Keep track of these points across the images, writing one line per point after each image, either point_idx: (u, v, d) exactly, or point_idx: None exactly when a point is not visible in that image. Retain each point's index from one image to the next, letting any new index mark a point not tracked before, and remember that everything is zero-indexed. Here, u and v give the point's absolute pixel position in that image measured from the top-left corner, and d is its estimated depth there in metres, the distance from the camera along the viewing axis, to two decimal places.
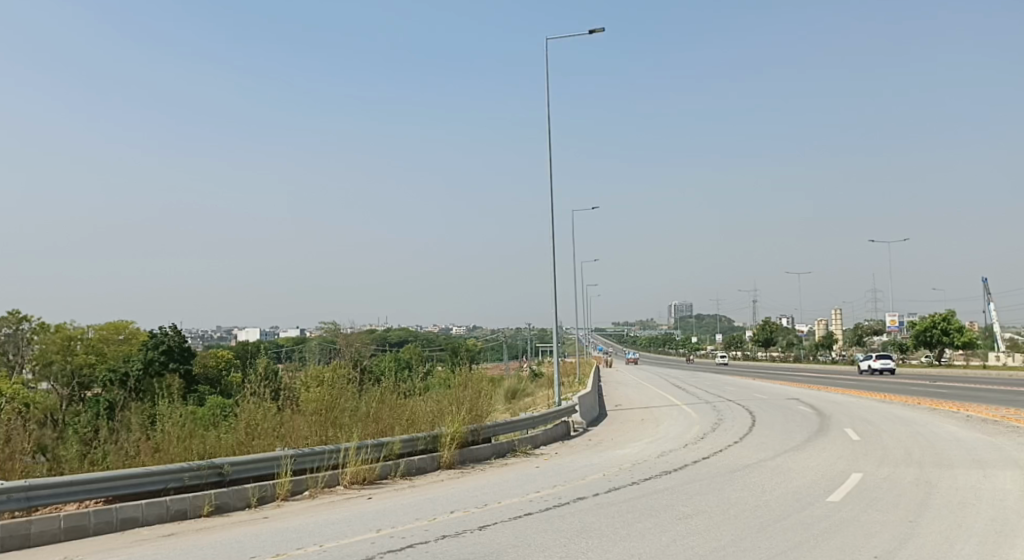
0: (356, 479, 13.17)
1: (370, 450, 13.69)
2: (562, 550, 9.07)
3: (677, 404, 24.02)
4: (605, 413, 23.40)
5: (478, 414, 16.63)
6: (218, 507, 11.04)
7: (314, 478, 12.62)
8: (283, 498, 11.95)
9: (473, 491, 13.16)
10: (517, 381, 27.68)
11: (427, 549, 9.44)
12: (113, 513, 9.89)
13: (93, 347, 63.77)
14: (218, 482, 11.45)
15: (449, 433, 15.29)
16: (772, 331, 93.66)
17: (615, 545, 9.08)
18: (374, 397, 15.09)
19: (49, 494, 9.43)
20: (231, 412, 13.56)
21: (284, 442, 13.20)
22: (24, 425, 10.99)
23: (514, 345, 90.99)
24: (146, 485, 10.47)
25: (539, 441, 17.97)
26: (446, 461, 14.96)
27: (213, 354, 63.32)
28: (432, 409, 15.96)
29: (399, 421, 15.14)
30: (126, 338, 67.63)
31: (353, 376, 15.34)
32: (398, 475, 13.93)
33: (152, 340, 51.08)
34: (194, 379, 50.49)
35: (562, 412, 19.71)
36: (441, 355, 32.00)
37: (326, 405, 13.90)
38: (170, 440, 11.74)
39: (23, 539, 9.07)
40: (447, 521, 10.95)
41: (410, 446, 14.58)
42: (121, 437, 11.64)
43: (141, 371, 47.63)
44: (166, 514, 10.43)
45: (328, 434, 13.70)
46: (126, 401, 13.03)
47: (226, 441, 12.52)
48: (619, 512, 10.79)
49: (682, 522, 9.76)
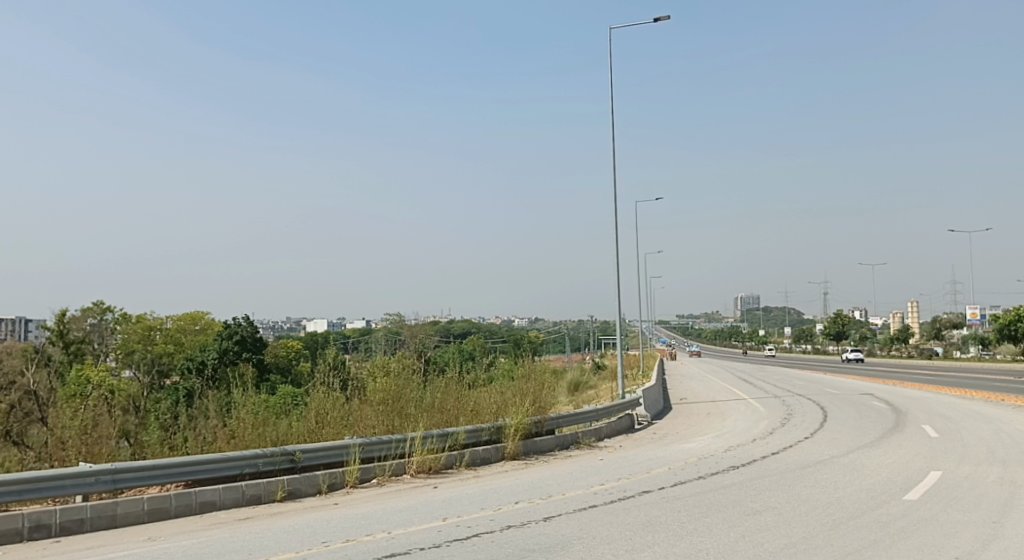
0: (422, 468, 13.37)
1: (436, 439, 13.87)
2: (629, 544, 9.07)
3: (744, 398, 23.74)
4: (670, 406, 23.27)
5: (542, 406, 16.69)
6: (291, 492, 11.34)
7: (382, 467, 12.84)
8: (352, 485, 12.20)
9: (537, 483, 13.24)
10: (581, 373, 27.69)
11: (493, 538, 9.55)
12: (192, 496, 10.23)
13: (170, 337, 65.94)
14: (290, 469, 11.77)
15: (513, 425, 15.38)
16: (845, 324, 91.51)
17: (683, 540, 9.05)
18: (440, 388, 15.26)
19: (134, 477, 9.79)
20: (302, 401, 13.90)
21: (352, 431, 13.47)
22: (109, 411, 11.44)
23: (578, 338, 90.74)
24: (223, 470, 10.80)
25: (603, 434, 17.96)
26: (511, 452, 15.08)
27: (284, 345, 64.82)
28: (496, 400, 16.06)
29: (464, 412, 15.29)
30: (202, 329, 69.95)
31: (418, 367, 15.54)
32: (463, 465, 14.10)
33: (226, 331, 52.60)
34: (267, 368, 51.81)
35: (627, 404, 19.66)
36: (504, 347, 32.17)
37: (393, 394, 14.12)
38: (244, 427, 12.07)
39: (110, 519, 9.44)
40: (513, 512, 11.05)
41: (475, 437, 14.73)
42: (198, 424, 12.02)
43: (217, 360, 49.08)
44: (242, 498, 10.75)
45: (395, 424, 13.95)
46: (203, 388, 13.44)
47: (297, 429, 12.82)
48: (685, 506, 10.75)
49: (751, 518, 9.67)
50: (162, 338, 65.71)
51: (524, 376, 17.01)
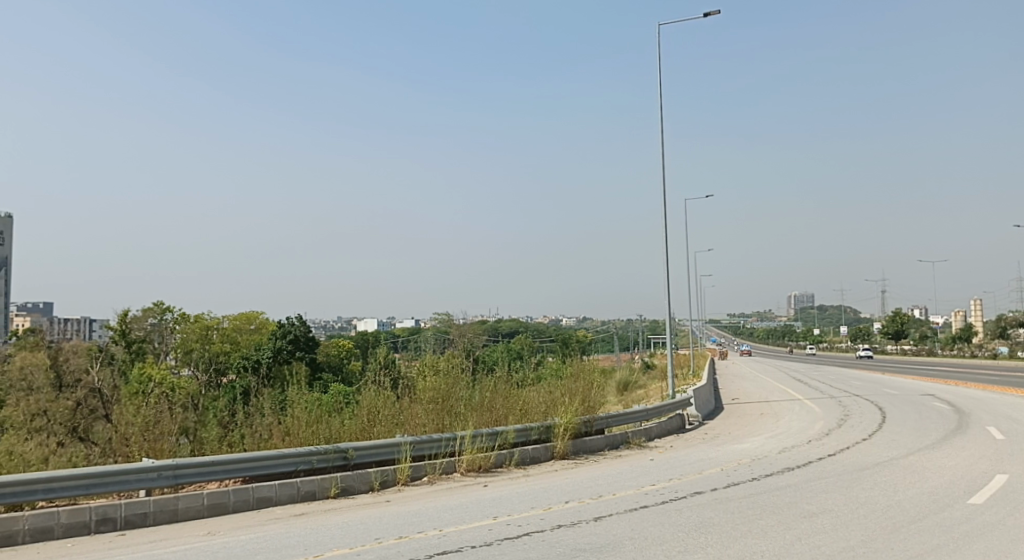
0: (472, 467, 13.44)
1: (485, 438, 13.94)
2: (682, 545, 9.01)
3: (798, 398, 23.41)
4: (722, 405, 23.04)
5: (591, 405, 16.64)
6: (344, 489, 11.50)
7: (432, 465, 12.93)
8: (404, 483, 12.32)
9: (588, 482, 13.23)
10: (630, 372, 27.53)
11: (544, 537, 9.57)
12: (250, 492, 10.44)
13: (227, 336, 67.31)
14: (343, 466, 11.93)
15: (562, 424, 15.37)
16: (903, 322, 89.63)
17: (737, 542, 8.96)
18: (488, 387, 15.31)
19: (194, 472, 10.00)
20: (354, 399, 14.06)
21: (403, 430, 13.59)
22: (170, 408, 11.72)
23: (628, 337, 90.21)
24: (279, 467, 10.98)
25: (653, 434, 17.85)
26: (560, 452, 15.08)
27: (335, 343, 65.68)
28: (545, 399, 16.05)
29: (513, 411, 15.33)
30: (257, 328, 71.42)
31: (467, 366, 15.61)
32: (513, 464, 14.14)
33: (280, 329, 53.60)
34: (319, 367, 52.58)
35: (678, 404, 19.48)
36: (552, 346, 32.14)
37: (442, 393, 14.21)
38: (299, 424, 12.25)
39: (172, 514, 9.67)
40: (563, 511, 11.04)
41: (524, 436, 14.75)
42: (254, 421, 12.24)
43: (271, 358, 49.96)
44: (298, 494, 10.93)
45: (445, 423, 14.05)
46: (258, 387, 13.67)
47: (350, 426, 12.98)
48: (739, 508, 10.63)
49: (806, 520, 9.53)
50: (219, 337, 67.15)
51: (574, 375, 16.97)
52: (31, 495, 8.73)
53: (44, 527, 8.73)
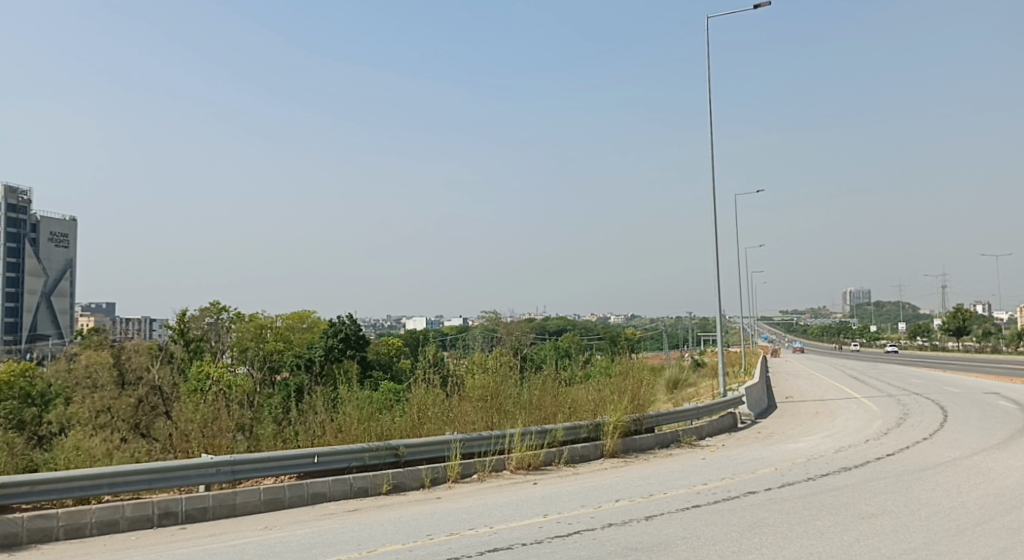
0: (521, 465, 13.45)
1: (535, 436, 13.95)
2: (736, 545, 8.92)
3: (854, 397, 22.98)
4: (775, 404, 22.70)
5: (641, 403, 16.51)
6: (396, 486, 11.60)
7: (482, 463, 12.97)
8: (454, 480, 12.38)
9: (639, 481, 13.14)
10: (680, 371, 27.29)
11: (595, 536, 9.55)
12: (305, 487, 10.59)
13: (280, 335, 68.44)
14: (394, 463, 12.03)
15: (612, 422, 15.28)
16: (964, 319, 87.35)
17: (792, 543, 8.83)
18: (538, 385, 15.30)
19: (251, 468, 10.19)
20: (404, 396, 14.17)
21: (453, 427, 13.66)
22: (227, 406, 11.95)
23: (677, 335, 89.43)
24: (333, 463, 11.12)
25: (704, 432, 17.66)
26: (610, 450, 15.03)
27: (385, 341, 66.36)
28: (595, 397, 16.00)
29: (562, 409, 15.29)
30: (309, 327, 72.66)
31: (516, 364, 15.62)
32: (562, 462, 14.13)
33: (332, 328, 54.36)
34: (370, 364, 53.17)
35: (730, 402, 19.24)
36: (601, 344, 32.00)
37: (491, 391, 14.25)
38: (351, 421, 12.39)
39: (230, 508, 9.85)
40: (614, 510, 10.99)
41: (573, 434, 14.70)
42: (308, 418, 12.40)
43: (324, 356, 50.62)
44: (351, 490, 11.05)
45: (494, 420, 14.07)
46: (311, 385, 13.87)
47: (401, 424, 13.09)
48: (794, 508, 10.48)
49: (864, 522, 9.36)
50: (273, 335, 68.33)
51: (623, 372, 16.85)
52: (97, 490, 8.94)
53: (110, 520, 8.95)
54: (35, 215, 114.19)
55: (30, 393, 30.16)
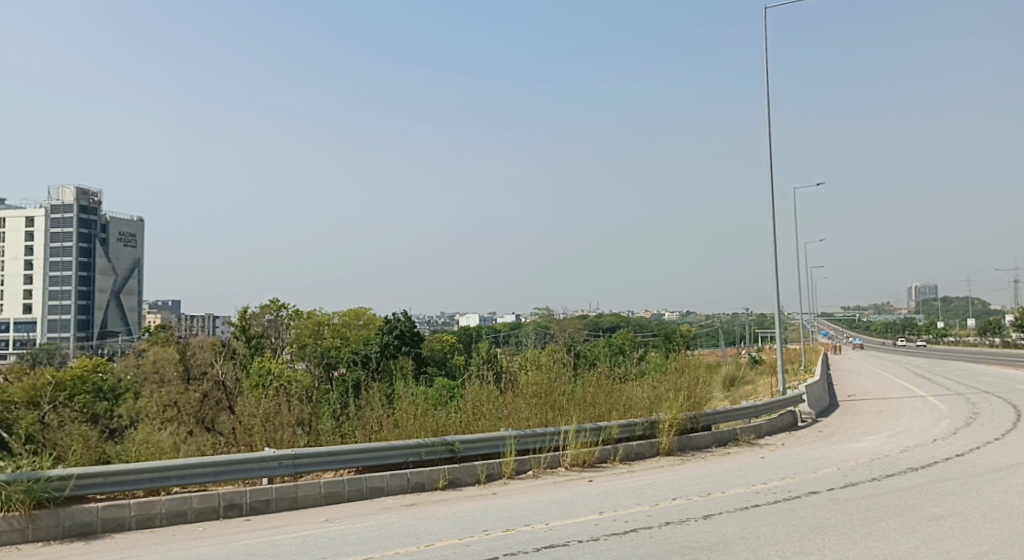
0: (576, 462, 13.42)
1: (589, 433, 13.89)
2: (798, 546, 8.76)
3: (919, 395, 22.43)
4: (837, 402, 22.28)
5: (698, 400, 16.30)
6: (452, 481, 11.65)
7: (537, 459, 12.96)
8: (509, 476, 12.38)
9: (695, 479, 12.99)
10: (737, 368, 26.96)
11: (652, 534, 9.45)
12: (363, 481, 10.71)
13: (337, 332, 69.64)
14: (450, 458, 12.08)
15: (667, 420, 15.16)
16: None
17: (856, 544, 8.65)
18: (591, 382, 15.20)
19: (312, 462, 10.33)
20: (458, 393, 14.24)
21: (507, 424, 13.70)
22: (287, 400, 12.19)
23: (733, 332, 88.26)
24: (389, 458, 11.22)
25: (763, 431, 17.38)
26: (666, 448, 14.90)
27: (439, 338, 66.62)
28: (651, 393, 15.84)
29: (616, 407, 15.18)
30: (365, 324, 73.76)
31: (569, 360, 15.56)
32: (617, 460, 14.05)
33: (387, 325, 55.03)
34: (424, 361, 53.59)
35: (789, 400, 18.88)
36: (655, 341, 31.86)
37: (545, 388, 14.22)
38: (407, 417, 12.49)
39: (292, 501, 10.01)
40: (671, 508, 10.88)
41: (628, 431, 14.61)
42: (366, 414, 12.55)
43: (379, 351, 51.17)
44: (408, 485, 11.14)
45: (549, 417, 14.04)
46: (368, 381, 14.04)
47: (455, 419, 13.16)
48: (857, 509, 10.26)
49: (933, 524, 9.11)
50: (330, 332, 69.50)
51: (679, 369, 16.64)
52: (166, 481, 9.14)
53: (178, 511, 9.14)
54: (102, 215, 117.64)
55: (102, 388, 31.05)
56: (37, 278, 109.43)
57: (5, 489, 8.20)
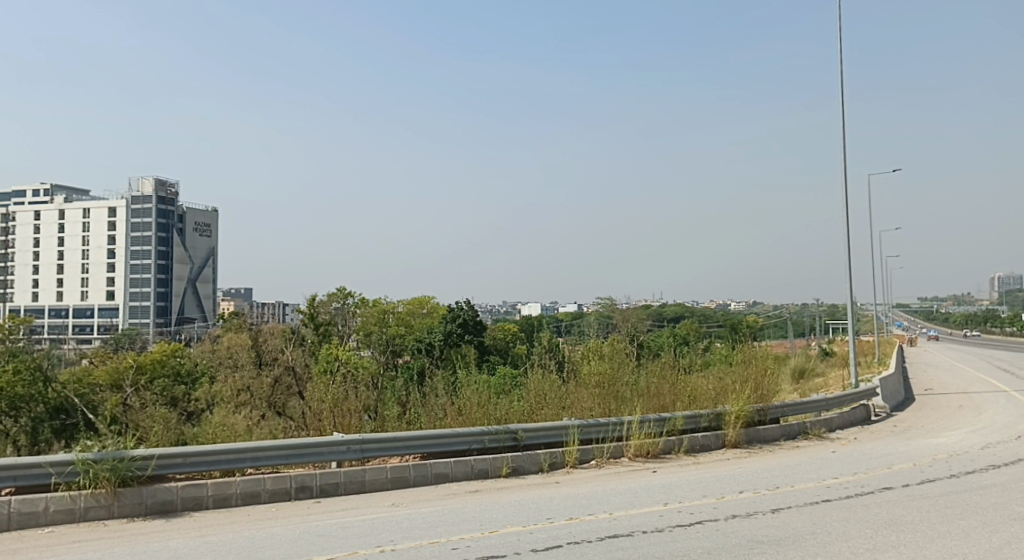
0: (640, 453, 13.28)
1: (654, 424, 13.71)
2: (871, 542, 8.51)
3: (1002, 391, 21.55)
4: (913, 397, 21.54)
5: (766, 392, 15.95)
6: (515, 469, 11.64)
7: (600, 449, 12.88)
8: (572, 465, 12.33)
9: (763, 472, 12.73)
10: (807, 360, 26.33)
11: (718, 527, 9.30)
12: (429, 467, 10.78)
13: (401, 320, 70.59)
14: (513, 446, 12.06)
15: (733, 411, 14.87)
16: None
17: (934, 542, 8.36)
18: (655, 372, 14.96)
19: (379, 447, 10.44)
20: (521, 381, 14.25)
21: (569, 413, 13.64)
22: (355, 387, 12.35)
23: (801, 323, 86.37)
24: (454, 445, 11.27)
25: (834, 425, 16.96)
26: (733, 441, 14.65)
27: (502, 328, 66.83)
28: (717, 385, 15.56)
29: (681, 398, 14.92)
30: (429, 312, 74.62)
31: (632, 350, 15.41)
32: (682, 451, 13.86)
33: (450, 313, 55.53)
34: (488, 349, 53.87)
35: (863, 394, 18.36)
36: (721, 332, 31.39)
37: (609, 378, 14.09)
38: (471, 405, 12.52)
39: (360, 485, 10.14)
40: (737, 501, 10.67)
41: (693, 423, 14.41)
42: (429, 401, 12.62)
43: (443, 339, 51.55)
44: (472, 472, 11.17)
45: (612, 408, 13.91)
46: (432, 368, 14.15)
47: (518, 409, 13.15)
48: (934, 506, 9.91)
49: (1017, 524, 8.74)
50: (395, 320, 70.43)
51: (745, 360, 16.31)
52: (241, 463, 9.34)
53: (253, 492, 9.34)
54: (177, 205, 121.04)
55: (180, 372, 32.06)
56: (117, 266, 113.40)
57: (92, 467, 8.47)
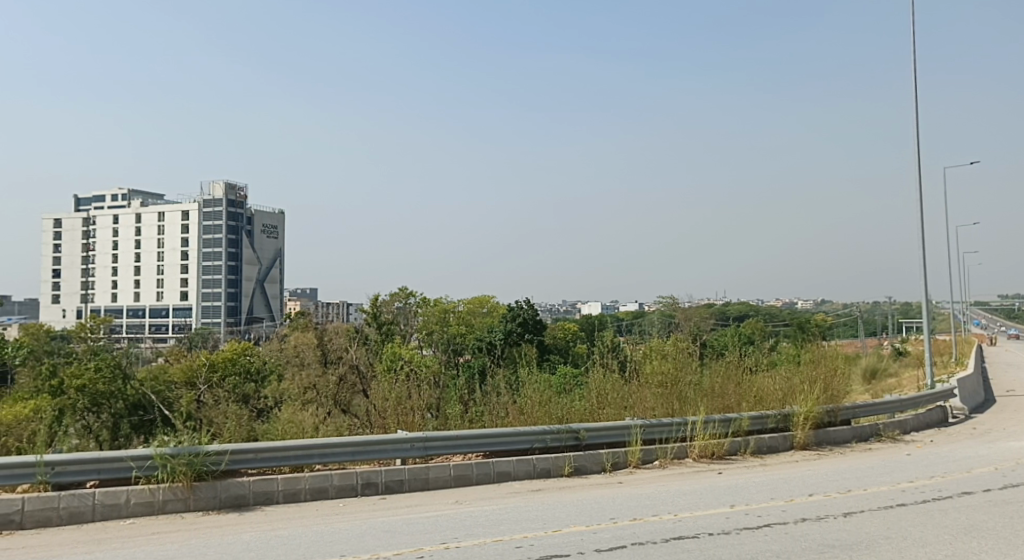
0: (704, 453, 13.03)
1: (719, 424, 13.42)
2: (951, 548, 8.18)
3: None
4: (993, 399, 20.72)
5: (835, 393, 15.52)
6: (577, 469, 11.53)
7: (663, 449, 12.68)
8: (635, 466, 12.16)
9: (833, 475, 12.36)
10: (879, 360, 25.61)
11: (787, 530, 9.04)
12: (491, 466, 10.73)
13: (462, 319, 70.99)
14: (575, 445, 11.94)
15: (802, 412, 14.53)
16: None
17: (1019, 550, 7.98)
18: (720, 372, 14.61)
19: (443, 445, 10.43)
20: (582, 380, 14.13)
21: (632, 413, 13.48)
22: (417, 385, 12.40)
23: (871, 323, 84.06)
24: (514, 444, 11.20)
25: (908, 427, 16.41)
26: (801, 442, 14.29)
27: (562, 326, 66.71)
28: (785, 385, 15.16)
29: (747, 398, 14.58)
30: (489, 311, 74.96)
31: (695, 349, 15.12)
32: (748, 453, 13.56)
33: (510, 312, 55.61)
34: (547, 349, 53.80)
35: (939, 395, 17.72)
36: (787, 331, 30.71)
37: (672, 377, 13.86)
38: (532, 404, 12.40)
39: (424, 482, 10.15)
40: (807, 504, 10.38)
41: (760, 424, 14.09)
42: (491, 400, 12.61)
43: (503, 338, 51.63)
44: (534, 471, 11.10)
45: (675, 408, 13.68)
46: (493, 367, 14.12)
47: (579, 408, 13.02)
48: (1018, 512, 9.48)
49: None
50: (456, 319, 70.88)
51: (813, 360, 15.91)
52: (310, 458, 9.42)
53: (320, 487, 9.41)
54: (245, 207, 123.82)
55: (249, 370, 32.78)
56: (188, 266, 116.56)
57: (169, 461, 8.61)
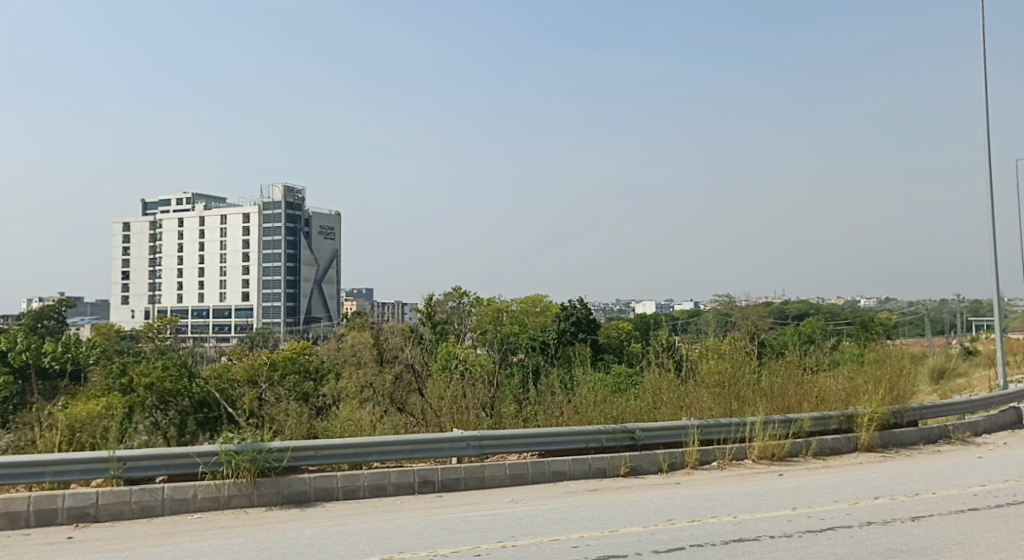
0: (764, 454, 12.73)
1: (779, 425, 13.09)
2: None
3: None
4: None
5: (901, 394, 15.02)
6: (634, 469, 11.35)
7: (722, 450, 12.43)
8: (693, 466, 11.92)
9: (899, 478, 11.95)
10: (947, 360, 24.77)
11: (852, 534, 8.75)
12: (547, 465, 10.62)
13: (516, 319, 71.02)
14: (631, 445, 11.76)
15: (866, 413, 14.11)
16: None
17: None
18: (779, 371, 14.26)
19: (498, 443, 10.34)
20: (637, 380, 13.93)
21: (688, 413, 13.24)
22: (471, 384, 12.35)
23: (936, 322, 81.65)
24: (569, 444, 11.07)
25: (979, 429, 15.80)
26: (865, 444, 13.88)
27: (615, 326, 66.23)
28: (848, 385, 14.73)
29: (809, 398, 14.21)
30: (542, 311, 74.83)
31: (751, 349, 14.74)
32: (810, 454, 13.21)
33: (564, 311, 55.39)
34: (601, 348, 53.42)
35: (1011, 396, 17.03)
36: (849, 329, 29.99)
37: (730, 377, 13.57)
38: (588, 404, 12.23)
39: (480, 480, 10.09)
40: (873, 507, 10.04)
41: (822, 424, 13.71)
42: (546, 399, 12.49)
43: (556, 337, 51.43)
44: (589, 471, 10.96)
45: (733, 408, 13.40)
46: (547, 366, 14.02)
47: (633, 408, 12.84)
48: None
49: None
50: (510, 319, 70.89)
51: (878, 359, 15.43)
52: (368, 456, 9.43)
53: (378, 485, 9.41)
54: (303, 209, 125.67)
55: (308, 369, 33.27)
56: None
57: (234, 458, 8.71)
